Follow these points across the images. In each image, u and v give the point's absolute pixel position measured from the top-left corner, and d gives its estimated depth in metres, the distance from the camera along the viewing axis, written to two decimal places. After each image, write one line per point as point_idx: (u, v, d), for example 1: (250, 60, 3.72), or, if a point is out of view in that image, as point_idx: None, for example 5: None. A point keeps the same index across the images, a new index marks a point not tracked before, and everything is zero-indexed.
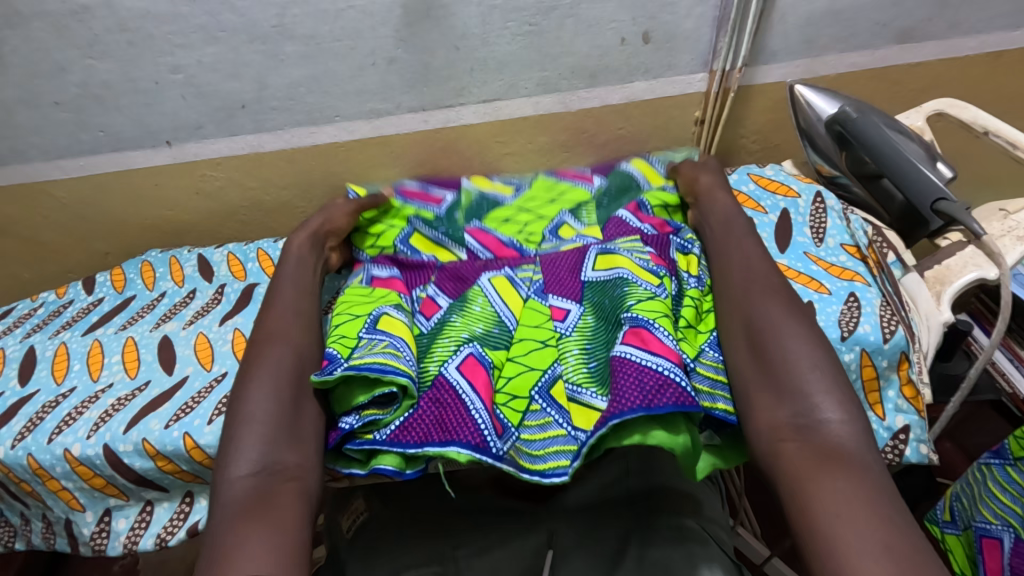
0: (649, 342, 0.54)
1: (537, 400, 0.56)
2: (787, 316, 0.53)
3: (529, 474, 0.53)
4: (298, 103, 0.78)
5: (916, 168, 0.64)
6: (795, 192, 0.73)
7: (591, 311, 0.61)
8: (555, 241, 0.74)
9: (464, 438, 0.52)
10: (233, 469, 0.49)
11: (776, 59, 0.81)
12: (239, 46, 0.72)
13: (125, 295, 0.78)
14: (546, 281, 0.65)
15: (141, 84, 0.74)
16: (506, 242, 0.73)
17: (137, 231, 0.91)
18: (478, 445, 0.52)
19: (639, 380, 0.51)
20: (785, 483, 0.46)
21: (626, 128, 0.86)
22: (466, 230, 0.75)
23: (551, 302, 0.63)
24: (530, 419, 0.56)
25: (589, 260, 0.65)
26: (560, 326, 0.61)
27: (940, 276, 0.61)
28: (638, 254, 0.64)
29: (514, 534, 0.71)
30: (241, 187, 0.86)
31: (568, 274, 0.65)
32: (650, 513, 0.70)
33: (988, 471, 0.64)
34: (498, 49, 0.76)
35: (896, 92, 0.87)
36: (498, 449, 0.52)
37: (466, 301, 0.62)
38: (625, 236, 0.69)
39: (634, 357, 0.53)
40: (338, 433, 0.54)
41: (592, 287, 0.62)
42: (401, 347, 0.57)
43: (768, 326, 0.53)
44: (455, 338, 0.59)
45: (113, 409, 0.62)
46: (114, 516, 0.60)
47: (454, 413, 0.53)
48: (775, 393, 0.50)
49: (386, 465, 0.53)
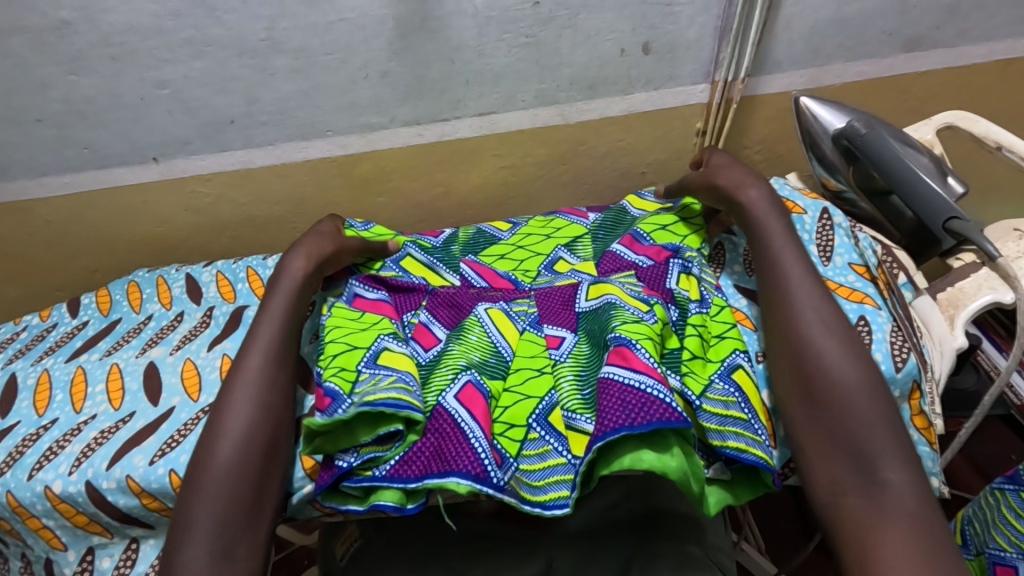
0: (631, 359, 0.52)
1: (535, 428, 0.54)
2: (842, 357, 0.50)
3: (530, 506, 0.50)
4: (288, 118, 0.75)
5: (928, 187, 0.62)
6: (800, 208, 0.69)
7: (586, 339, 0.59)
8: (550, 275, 0.71)
9: (464, 468, 0.49)
10: (186, 548, 0.46)
11: (780, 69, 0.79)
12: (226, 60, 0.69)
13: (111, 318, 0.76)
14: (541, 312, 0.62)
15: (125, 100, 0.71)
16: (501, 273, 0.71)
17: (125, 248, 0.88)
18: (479, 475, 0.49)
19: (622, 400, 0.50)
20: (846, 544, 0.43)
21: (625, 140, 0.84)
22: (462, 261, 0.73)
23: (546, 331, 0.60)
24: (529, 448, 0.53)
25: (581, 290, 0.63)
26: (555, 353, 0.58)
27: (954, 298, 0.59)
28: (630, 285, 0.62)
29: (513, 563, 0.68)
30: (231, 203, 0.84)
31: (562, 307, 0.62)
32: (652, 539, 0.68)
33: (1002, 496, 0.63)
34: (495, 61, 0.73)
35: (902, 101, 0.85)
36: (498, 479, 0.49)
37: (463, 331, 0.60)
38: (621, 271, 0.67)
39: (617, 377, 0.51)
40: (334, 472, 0.52)
41: (586, 317, 0.60)
42: (406, 377, 0.55)
43: (822, 370, 0.50)
44: (452, 367, 0.55)
45: (96, 443, 0.60)
46: (97, 555, 0.57)
47: (454, 442, 0.51)
48: (833, 443, 0.47)
49: (387, 501, 0.51)
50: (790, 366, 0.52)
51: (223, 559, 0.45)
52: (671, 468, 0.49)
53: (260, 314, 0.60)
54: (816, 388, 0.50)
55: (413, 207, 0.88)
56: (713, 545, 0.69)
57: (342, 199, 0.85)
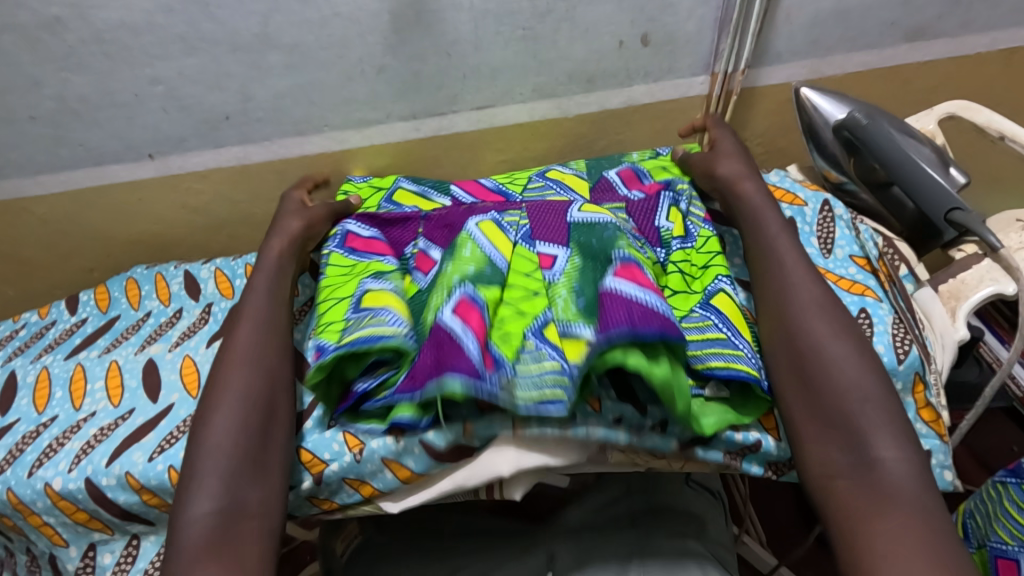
0: (638, 276, 0.51)
1: (528, 338, 0.50)
2: (835, 338, 0.50)
3: (523, 407, 0.48)
4: (285, 114, 0.75)
5: (930, 176, 0.62)
6: (801, 200, 0.70)
7: (578, 253, 0.56)
8: (542, 181, 0.74)
9: (462, 369, 0.46)
10: (193, 509, 0.46)
11: (780, 60, 0.78)
12: (220, 56, 0.68)
13: (110, 315, 0.76)
14: (533, 225, 0.59)
15: (119, 97, 0.71)
16: (491, 189, 0.74)
17: (122, 246, 0.88)
18: (475, 374, 0.45)
19: (627, 306, 0.48)
20: (839, 525, 0.44)
21: (625, 133, 0.83)
22: (452, 185, 0.76)
23: (539, 249, 0.57)
24: (525, 355, 0.49)
25: (576, 204, 0.61)
26: (548, 273, 0.55)
27: (955, 291, 0.59)
28: (625, 220, 0.60)
29: (512, 557, 0.69)
30: (229, 201, 0.83)
31: (554, 217, 0.60)
32: (652, 535, 0.68)
33: (1005, 490, 0.62)
34: (492, 55, 0.73)
35: (904, 93, 0.84)
36: (494, 385, 0.46)
37: (456, 247, 0.56)
38: (612, 203, 0.67)
39: (624, 290, 0.49)
40: (354, 394, 0.55)
41: (579, 228, 0.58)
42: (386, 313, 0.54)
43: (813, 350, 0.50)
44: (447, 283, 0.52)
45: (96, 440, 0.60)
46: (98, 551, 0.58)
47: (450, 353, 0.46)
48: (824, 424, 0.47)
49: (403, 416, 0.52)
50: (782, 347, 0.52)
51: (230, 514, 0.46)
52: (655, 377, 0.47)
53: (246, 293, 0.60)
54: (807, 368, 0.50)
55: None
56: (712, 540, 0.69)
57: None
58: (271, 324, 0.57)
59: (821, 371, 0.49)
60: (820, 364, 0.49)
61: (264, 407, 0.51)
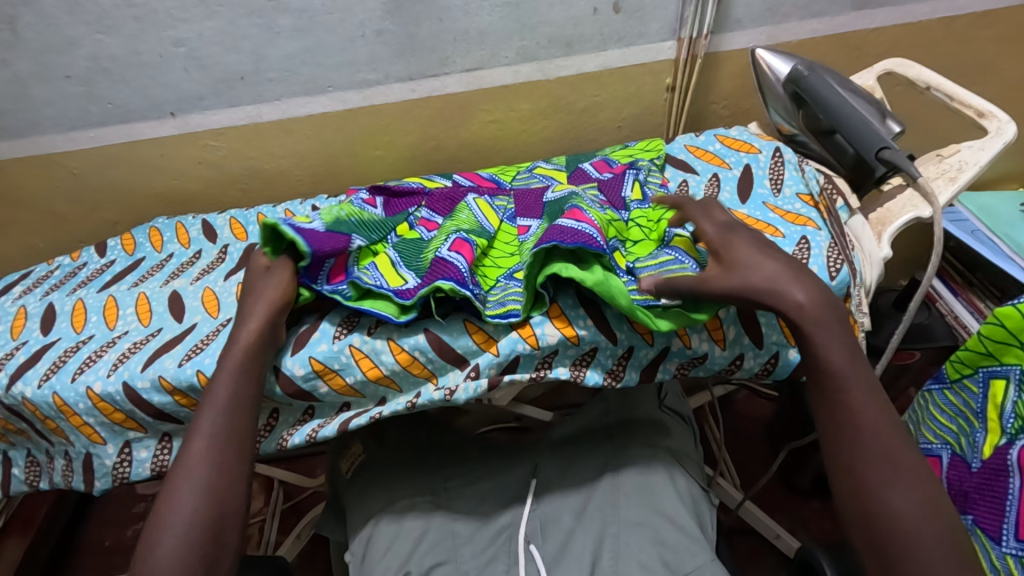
0: (580, 216, 0.63)
1: (502, 280, 0.66)
2: (905, 499, 0.47)
3: (493, 317, 0.62)
4: (293, 74, 0.83)
5: (865, 120, 0.69)
6: (756, 149, 0.80)
7: (547, 220, 0.69)
8: (528, 174, 0.85)
9: (449, 276, 0.61)
10: None
11: (740, 27, 0.87)
12: (237, 19, 0.77)
13: (136, 256, 0.85)
14: (517, 208, 0.74)
15: (146, 58, 0.79)
16: (486, 177, 0.86)
17: (144, 201, 0.96)
18: (459, 281, 0.60)
19: (561, 231, 0.61)
20: None
21: (602, 95, 0.92)
22: (455, 173, 0.88)
23: (518, 222, 0.72)
24: (496, 290, 0.65)
25: (550, 189, 0.75)
26: (523, 237, 0.70)
27: (883, 218, 0.68)
28: (591, 195, 0.72)
29: (498, 468, 0.78)
30: (242, 157, 0.92)
31: (533, 201, 0.74)
32: (626, 445, 0.78)
33: (930, 396, 0.70)
34: (479, 20, 0.81)
35: (856, 57, 0.93)
36: (474, 288, 0.61)
37: (455, 212, 0.72)
38: (586, 184, 0.78)
39: (568, 224, 0.62)
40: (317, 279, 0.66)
41: (551, 204, 0.71)
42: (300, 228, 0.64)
43: (882, 513, 0.47)
44: (445, 236, 0.68)
45: (130, 352, 0.68)
46: (135, 446, 0.67)
47: (442, 268, 0.61)
48: None
49: (386, 312, 0.62)
50: (846, 494, 0.50)
51: None
52: (588, 279, 0.59)
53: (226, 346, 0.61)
54: (878, 534, 0.47)
55: (407, 160, 0.96)
56: (679, 452, 0.78)
57: (344, 152, 0.93)
58: (230, 434, 0.57)
59: (895, 542, 0.46)
60: (886, 536, 0.47)
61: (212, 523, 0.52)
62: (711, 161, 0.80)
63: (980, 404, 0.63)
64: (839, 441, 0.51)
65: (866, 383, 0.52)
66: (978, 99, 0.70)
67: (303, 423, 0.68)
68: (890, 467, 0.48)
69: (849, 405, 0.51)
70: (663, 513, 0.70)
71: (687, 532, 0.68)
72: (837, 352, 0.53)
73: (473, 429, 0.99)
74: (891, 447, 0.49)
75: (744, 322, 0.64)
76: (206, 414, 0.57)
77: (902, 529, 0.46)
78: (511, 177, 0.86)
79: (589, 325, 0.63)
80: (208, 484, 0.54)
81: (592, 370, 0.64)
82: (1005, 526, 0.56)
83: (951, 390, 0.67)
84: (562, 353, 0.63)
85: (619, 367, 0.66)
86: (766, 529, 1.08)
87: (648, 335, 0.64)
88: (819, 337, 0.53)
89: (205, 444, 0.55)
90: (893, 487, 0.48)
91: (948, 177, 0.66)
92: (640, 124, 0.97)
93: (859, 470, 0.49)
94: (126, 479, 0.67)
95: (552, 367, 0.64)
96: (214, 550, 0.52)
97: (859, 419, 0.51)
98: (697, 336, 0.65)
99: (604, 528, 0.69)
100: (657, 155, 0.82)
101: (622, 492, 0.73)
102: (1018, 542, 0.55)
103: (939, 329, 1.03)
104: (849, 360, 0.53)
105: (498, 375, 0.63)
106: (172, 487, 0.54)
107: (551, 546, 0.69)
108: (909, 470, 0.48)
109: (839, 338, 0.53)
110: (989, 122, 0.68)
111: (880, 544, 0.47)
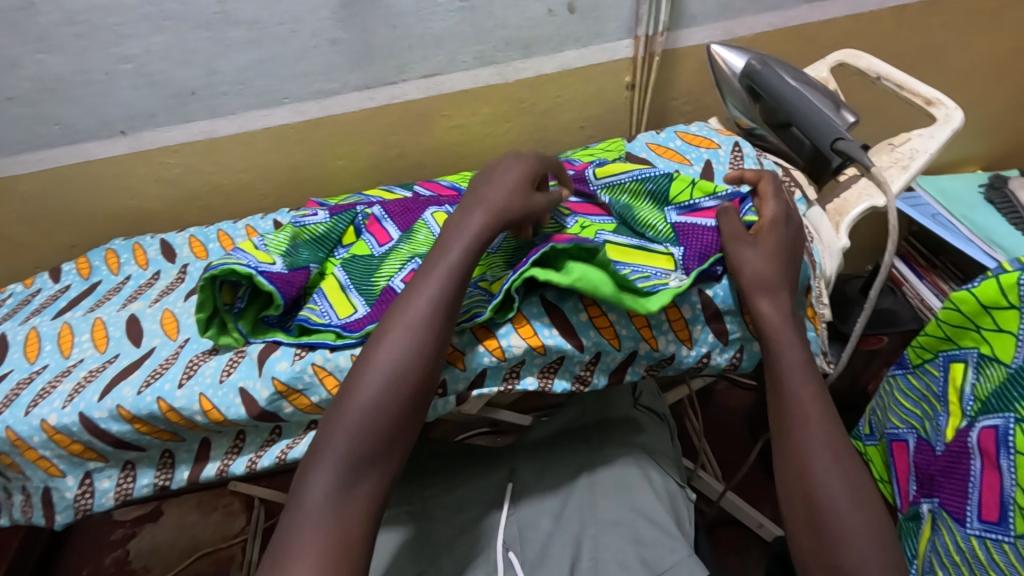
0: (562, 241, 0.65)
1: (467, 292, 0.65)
2: (838, 478, 0.53)
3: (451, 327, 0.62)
4: (247, 87, 0.82)
5: (819, 112, 0.69)
6: (716, 145, 0.81)
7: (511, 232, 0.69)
8: None
9: None
10: (319, 472, 0.51)
11: (695, 23, 0.87)
12: (185, 33, 0.75)
13: (91, 280, 0.83)
14: None
15: (92, 76, 0.77)
16: (447, 186, 0.85)
17: (101, 222, 0.94)
18: None
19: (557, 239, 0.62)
20: None
21: (563, 96, 0.91)
22: (417, 183, 0.88)
23: None
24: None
25: None
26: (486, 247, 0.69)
27: (840, 208, 0.69)
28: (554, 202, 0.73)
29: (476, 475, 0.78)
30: (201, 173, 0.90)
31: None
32: (603, 445, 0.78)
33: (894, 381, 0.70)
34: (435, 25, 0.80)
35: (812, 49, 0.94)
36: None
37: (413, 232, 0.70)
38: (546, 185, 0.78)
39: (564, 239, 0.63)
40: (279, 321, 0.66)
41: None
42: (243, 256, 0.63)
43: (814, 487, 0.53)
44: (401, 258, 0.67)
45: (86, 381, 0.66)
46: (96, 477, 0.66)
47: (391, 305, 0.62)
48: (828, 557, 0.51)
49: (325, 340, 0.62)
50: (790, 471, 0.55)
51: (344, 491, 0.51)
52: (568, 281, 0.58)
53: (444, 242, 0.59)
54: (816, 514, 0.52)
55: (371, 170, 0.95)
56: (654, 448, 0.79)
57: (306, 164, 0.92)
58: (447, 300, 0.56)
59: (828, 517, 0.51)
60: (822, 515, 0.52)
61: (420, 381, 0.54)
62: (672, 158, 0.81)
63: (941, 387, 0.63)
64: (787, 430, 0.56)
65: (815, 382, 0.57)
66: (925, 88, 0.71)
67: (272, 443, 0.66)
68: (832, 452, 0.54)
69: (801, 399, 0.57)
70: (640, 509, 0.70)
71: (664, 529, 0.68)
72: (793, 351, 0.58)
73: (452, 438, 0.99)
74: (836, 439, 0.55)
75: (707, 320, 0.64)
76: (428, 279, 0.57)
77: (836, 508, 0.51)
78: None
79: (554, 334, 0.62)
80: (421, 350, 0.55)
81: (559, 378, 0.65)
82: (968, 507, 0.57)
83: (914, 374, 0.68)
84: (529, 362, 0.63)
85: (587, 372, 0.65)
86: (748, 519, 1.09)
87: (615, 339, 0.64)
88: (779, 337, 0.58)
89: (425, 302, 0.56)
90: (834, 471, 0.53)
91: (900, 165, 0.67)
92: (602, 123, 0.97)
93: (807, 456, 0.54)
94: (89, 512, 0.66)
95: (520, 379, 0.64)
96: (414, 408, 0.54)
97: (810, 410, 0.56)
98: (664, 337, 0.65)
99: (582, 530, 0.69)
100: (616, 155, 0.82)
101: (599, 492, 0.73)
102: (980, 523, 0.55)
103: (904, 313, 1.05)
104: (803, 361, 0.58)
105: (466, 389, 0.63)
106: (389, 334, 0.55)
107: (531, 551, 0.68)
108: (849, 460, 0.54)
109: (796, 337, 0.59)
110: (936, 110, 0.69)
111: (816, 521, 0.52)
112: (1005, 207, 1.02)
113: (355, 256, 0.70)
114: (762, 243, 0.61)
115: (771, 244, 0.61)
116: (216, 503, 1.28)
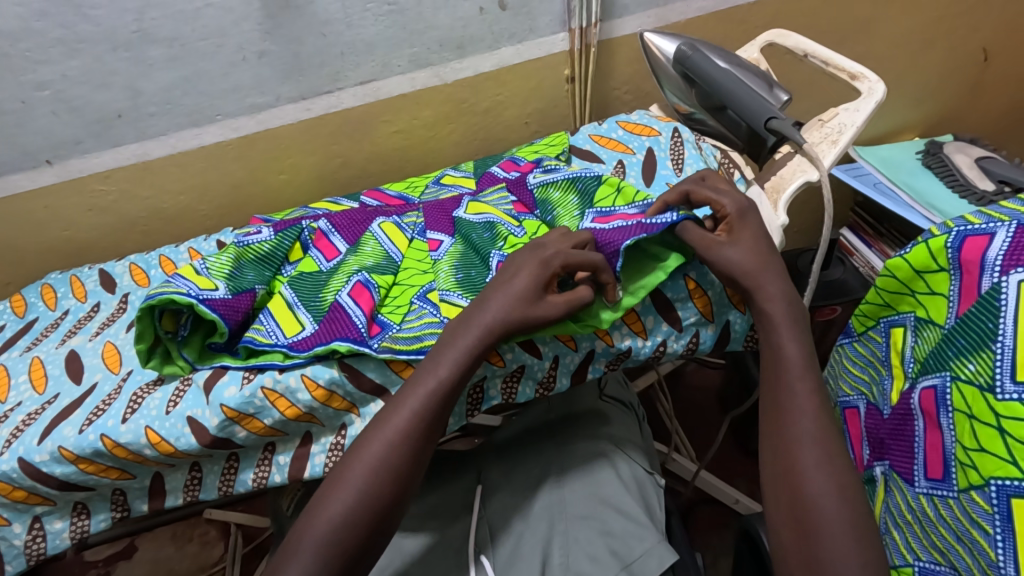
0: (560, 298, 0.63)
1: (416, 302, 0.64)
2: (823, 466, 0.53)
3: (406, 354, 0.59)
4: (176, 107, 0.79)
5: (751, 94, 0.68)
6: (656, 132, 0.83)
7: (461, 240, 0.69)
8: (438, 187, 0.83)
9: (347, 335, 0.59)
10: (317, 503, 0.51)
11: (628, 12, 0.88)
12: (103, 55, 0.73)
13: (27, 318, 0.80)
14: (426, 221, 0.72)
15: (7, 106, 0.74)
16: (393, 195, 0.84)
17: (34, 257, 0.90)
18: (358, 339, 0.59)
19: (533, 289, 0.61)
20: None
21: (503, 93, 0.91)
22: (362, 194, 0.86)
23: (428, 236, 0.70)
24: (411, 316, 0.63)
25: (462, 205, 0.73)
26: (434, 255, 0.68)
27: (777, 186, 0.71)
28: (503, 203, 0.72)
29: (442, 482, 0.77)
30: (136, 198, 0.87)
31: (444, 214, 0.72)
32: (570, 440, 0.78)
33: (843, 350, 0.72)
34: (364, 31, 0.79)
35: (743, 30, 0.96)
36: (375, 343, 0.60)
37: (359, 244, 0.69)
38: (494, 186, 0.77)
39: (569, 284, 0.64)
40: (225, 345, 0.64)
41: (461, 221, 0.69)
42: (183, 283, 0.61)
43: (800, 479, 0.53)
44: (347, 272, 0.66)
45: (24, 425, 0.64)
46: (46, 520, 0.64)
47: (339, 325, 0.60)
48: (811, 542, 0.50)
49: (274, 361, 0.60)
50: (779, 468, 0.55)
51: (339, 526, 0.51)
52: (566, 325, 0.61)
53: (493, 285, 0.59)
54: (801, 505, 0.52)
55: (315, 181, 0.93)
56: (621, 438, 0.79)
57: (248, 181, 0.89)
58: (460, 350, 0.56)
59: (813, 510, 0.51)
60: (806, 507, 0.52)
61: (422, 429, 0.54)
62: (615, 149, 0.82)
63: (885, 352, 0.65)
64: (781, 425, 0.56)
65: (813, 378, 0.57)
66: (849, 63, 0.73)
67: (232, 472, 0.64)
68: (823, 449, 0.54)
69: (797, 391, 0.57)
70: (611, 503, 0.71)
71: (633, 518, 0.69)
72: (792, 342, 0.59)
73: None
74: (827, 434, 0.54)
75: (659, 310, 0.66)
76: (462, 331, 0.57)
77: (822, 505, 0.51)
78: (420, 191, 0.84)
79: (513, 348, 0.63)
80: (430, 403, 0.55)
81: (521, 387, 0.65)
82: (915, 468, 0.58)
83: (860, 342, 0.69)
84: (489, 377, 0.64)
85: (549, 377, 0.65)
86: (724, 496, 1.10)
87: (570, 342, 0.64)
88: (779, 331, 0.59)
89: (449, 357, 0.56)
90: (822, 467, 0.53)
91: (830, 141, 0.68)
92: (546, 118, 0.97)
93: (798, 451, 0.54)
94: (43, 555, 0.64)
95: (481, 398, 0.64)
96: (421, 456, 0.54)
97: (805, 404, 0.56)
98: (618, 332, 0.65)
99: (552, 527, 0.68)
100: (560, 148, 0.82)
101: (569, 489, 0.72)
102: (927, 481, 0.57)
103: (854, 282, 1.08)
104: (804, 357, 0.58)
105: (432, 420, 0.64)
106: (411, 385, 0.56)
107: (502, 552, 0.67)
108: (841, 456, 0.54)
109: (796, 329, 0.59)
110: (861, 84, 0.71)
111: (798, 512, 0.52)
112: (941, 171, 1.06)
113: (302, 272, 0.68)
114: (739, 237, 0.61)
115: (748, 238, 0.61)
116: (191, 533, 1.25)
